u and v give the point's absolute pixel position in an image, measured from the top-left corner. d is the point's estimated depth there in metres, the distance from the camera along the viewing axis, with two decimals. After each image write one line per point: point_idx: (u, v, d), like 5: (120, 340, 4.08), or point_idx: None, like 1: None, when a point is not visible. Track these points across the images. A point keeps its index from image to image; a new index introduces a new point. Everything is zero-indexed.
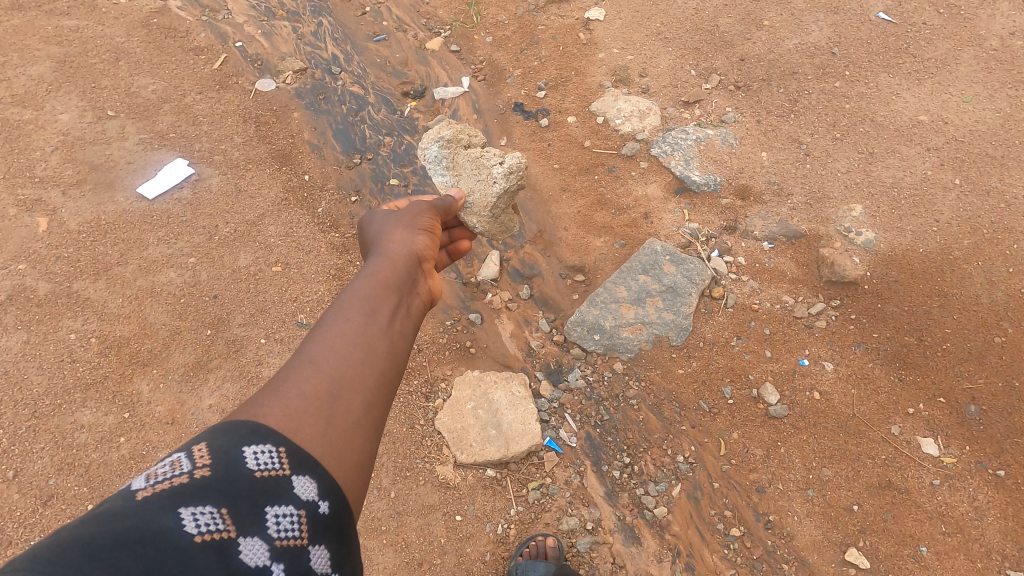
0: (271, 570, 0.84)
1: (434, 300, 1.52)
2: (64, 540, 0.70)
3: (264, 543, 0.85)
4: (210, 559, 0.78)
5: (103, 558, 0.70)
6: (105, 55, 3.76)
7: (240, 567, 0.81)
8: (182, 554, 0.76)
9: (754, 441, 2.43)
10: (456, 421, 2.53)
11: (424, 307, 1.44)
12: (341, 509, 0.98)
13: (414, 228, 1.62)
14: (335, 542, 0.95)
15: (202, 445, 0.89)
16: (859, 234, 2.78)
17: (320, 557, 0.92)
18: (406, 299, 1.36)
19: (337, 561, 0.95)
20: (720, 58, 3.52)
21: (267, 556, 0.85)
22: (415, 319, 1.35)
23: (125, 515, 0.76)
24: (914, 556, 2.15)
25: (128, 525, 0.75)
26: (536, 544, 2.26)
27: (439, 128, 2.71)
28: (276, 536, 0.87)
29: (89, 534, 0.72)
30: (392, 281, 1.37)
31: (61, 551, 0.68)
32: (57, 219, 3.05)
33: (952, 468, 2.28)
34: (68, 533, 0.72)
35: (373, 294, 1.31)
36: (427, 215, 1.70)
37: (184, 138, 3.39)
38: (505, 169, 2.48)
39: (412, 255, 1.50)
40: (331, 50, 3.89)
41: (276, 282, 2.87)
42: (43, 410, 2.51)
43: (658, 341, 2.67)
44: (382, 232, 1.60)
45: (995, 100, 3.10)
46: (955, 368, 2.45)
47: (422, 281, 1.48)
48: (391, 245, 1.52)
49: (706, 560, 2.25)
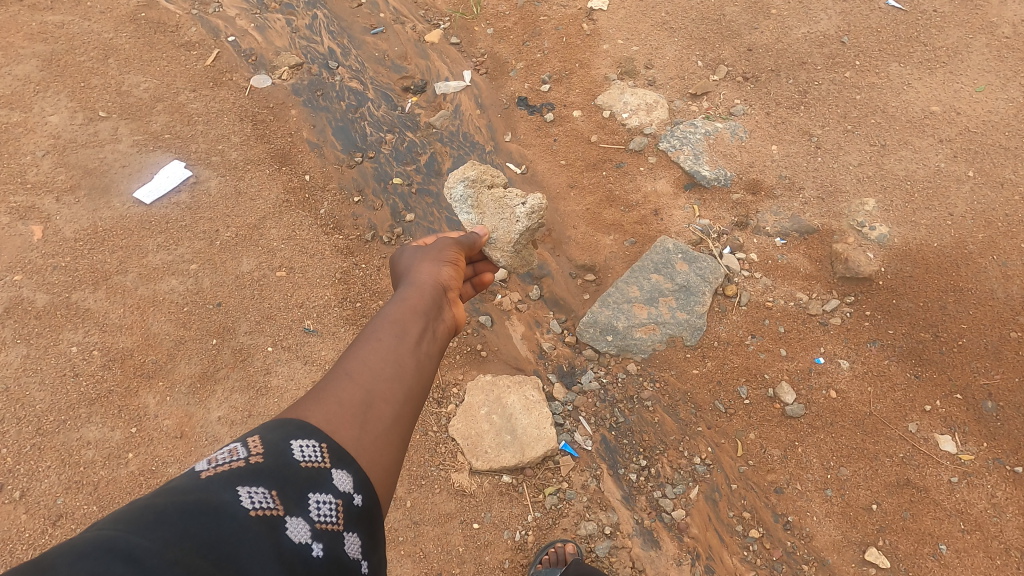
0: (312, 548, 0.86)
1: (457, 328, 1.50)
2: (140, 506, 0.76)
3: (306, 523, 0.87)
4: (261, 532, 0.82)
5: (172, 522, 0.75)
6: (94, 53, 3.64)
7: (287, 542, 0.84)
8: (237, 525, 0.80)
9: (771, 442, 2.41)
10: (470, 428, 2.50)
11: (449, 333, 1.43)
12: (372, 504, 0.99)
13: (441, 259, 1.62)
14: (366, 534, 0.96)
15: (256, 438, 0.94)
16: (873, 229, 2.74)
17: (353, 544, 0.93)
18: (433, 323, 1.36)
19: (368, 550, 0.96)
20: (727, 48, 3.46)
21: (309, 535, 0.87)
22: (441, 342, 1.35)
23: (191, 489, 0.81)
24: (934, 554, 2.14)
25: (194, 497, 0.80)
26: (555, 550, 2.22)
27: (465, 168, 2.81)
28: (317, 518, 0.89)
29: (161, 503, 0.77)
30: (420, 305, 1.38)
31: (139, 514, 0.75)
32: (52, 226, 2.96)
33: (970, 465, 2.27)
34: (145, 501, 0.78)
35: (403, 316, 1.32)
36: (453, 249, 1.70)
37: (180, 139, 3.29)
38: (527, 210, 2.56)
39: (439, 283, 1.50)
40: (327, 44, 3.79)
41: (281, 287, 2.81)
42: (48, 427, 2.45)
43: (672, 341, 2.64)
44: (410, 264, 1.61)
45: (1008, 89, 3.06)
46: (971, 364, 2.43)
47: (448, 307, 1.48)
48: (419, 274, 1.53)
49: (725, 563, 2.23)
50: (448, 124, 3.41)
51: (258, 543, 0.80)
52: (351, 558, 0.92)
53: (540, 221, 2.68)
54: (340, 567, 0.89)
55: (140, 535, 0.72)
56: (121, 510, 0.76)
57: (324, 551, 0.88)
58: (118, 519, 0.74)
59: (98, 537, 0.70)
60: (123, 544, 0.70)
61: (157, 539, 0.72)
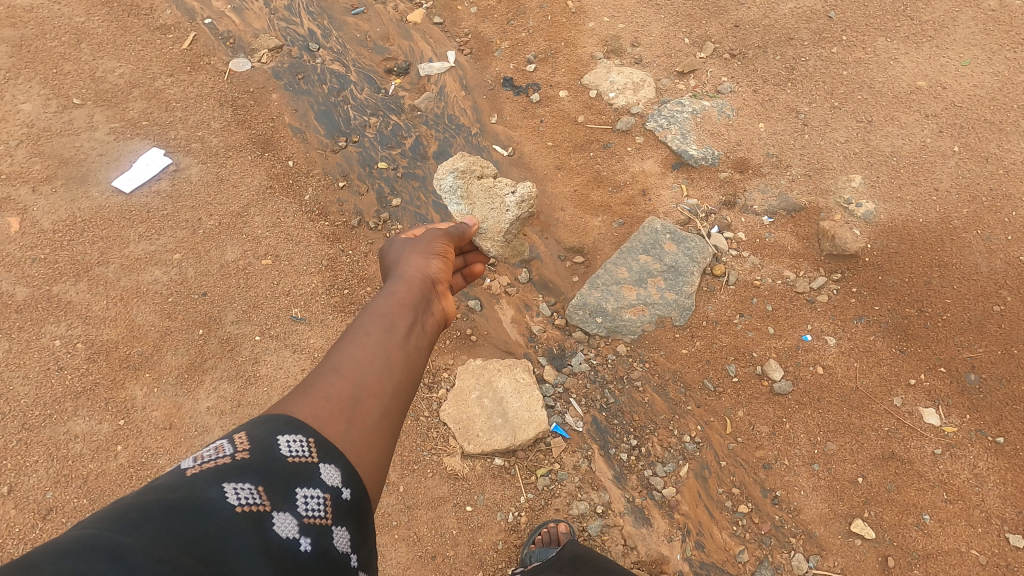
0: (300, 544, 0.85)
1: (447, 321, 1.49)
2: (125, 505, 0.75)
3: (293, 518, 0.86)
4: (248, 528, 0.81)
5: (157, 519, 0.75)
6: (66, 38, 3.53)
7: (274, 537, 0.83)
8: (223, 521, 0.79)
9: (760, 419, 2.43)
10: (461, 412, 2.50)
11: (438, 327, 1.42)
12: (362, 498, 0.98)
13: (430, 252, 1.60)
14: (355, 527, 0.95)
15: (242, 433, 0.93)
16: (859, 206, 2.75)
17: (341, 538, 0.92)
18: (421, 316, 1.36)
19: (356, 543, 0.95)
20: (713, 25, 3.43)
21: (297, 530, 0.86)
22: (429, 337, 1.34)
23: (176, 486, 0.81)
24: (917, 524, 2.19)
25: (179, 494, 0.79)
26: (547, 531, 2.25)
27: (454, 159, 2.81)
28: (305, 513, 0.88)
29: (146, 500, 0.77)
30: (408, 299, 1.38)
31: (124, 512, 0.74)
32: (29, 218, 2.90)
33: (953, 437, 2.31)
34: (129, 499, 0.77)
35: (390, 310, 1.32)
36: (442, 240, 1.68)
37: (158, 126, 3.22)
38: (517, 199, 2.57)
39: (427, 277, 1.49)
40: (307, 25, 3.70)
41: (267, 276, 2.78)
42: (34, 422, 2.43)
43: (661, 322, 2.64)
44: (399, 257, 1.59)
45: (993, 63, 3.06)
46: (955, 338, 2.46)
47: (437, 300, 1.47)
48: (407, 267, 1.52)
49: (715, 538, 2.26)
50: (433, 107, 3.36)
51: (244, 539, 0.79)
52: (340, 552, 0.91)
53: (530, 212, 2.69)
54: (329, 561, 0.89)
55: (124, 533, 0.71)
56: (106, 509, 0.76)
57: (312, 546, 0.87)
58: (103, 517, 0.74)
59: (81, 536, 0.69)
60: (107, 543, 0.69)
61: (142, 536, 0.72)
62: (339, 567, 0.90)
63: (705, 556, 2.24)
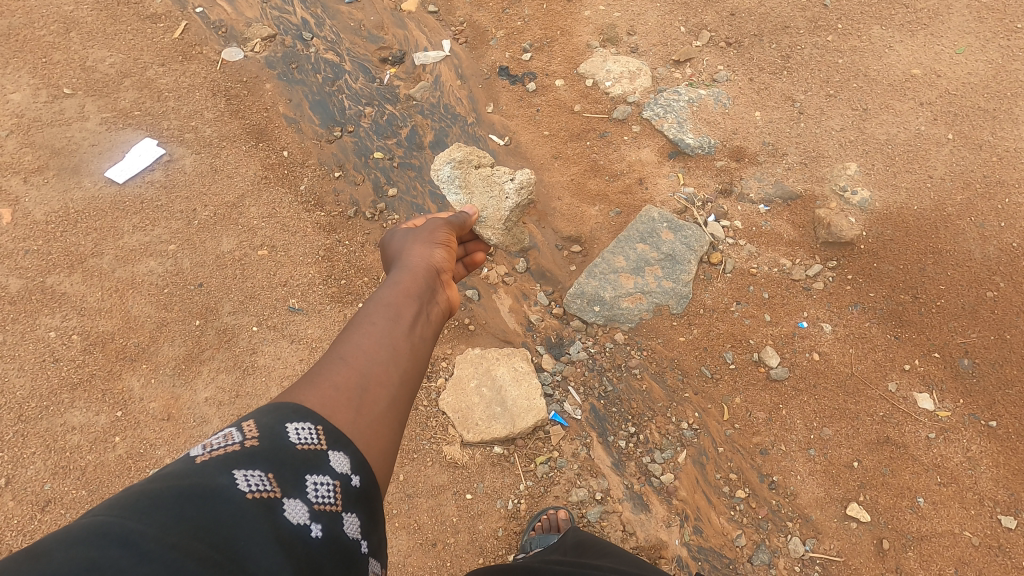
0: (311, 530, 0.85)
1: (452, 311, 1.49)
2: (136, 492, 0.75)
3: (304, 504, 0.86)
4: (259, 514, 0.80)
5: (168, 506, 0.74)
6: (55, 26, 3.48)
7: (285, 523, 0.83)
8: (234, 509, 0.79)
9: (756, 405, 2.45)
10: (461, 400, 2.51)
11: (443, 316, 1.43)
12: (371, 486, 0.98)
13: (433, 241, 1.60)
14: (365, 514, 0.96)
15: (251, 422, 0.93)
16: (855, 193, 2.76)
17: (352, 524, 0.92)
18: (426, 306, 1.36)
19: (367, 530, 0.95)
20: (709, 13, 3.42)
21: (308, 516, 0.86)
22: (434, 326, 1.34)
23: (186, 474, 0.80)
24: (912, 507, 2.22)
25: (189, 481, 0.79)
26: (547, 518, 2.26)
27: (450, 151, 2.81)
28: (315, 500, 0.88)
29: (157, 488, 0.76)
30: (412, 289, 1.38)
31: (134, 500, 0.74)
32: (21, 209, 2.87)
33: (947, 421, 2.34)
34: (140, 487, 0.77)
35: (395, 299, 1.32)
36: (444, 230, 1.67)
37: (151, 116, 3.18)
38: (516, 185, 2.58)
39: (431, 266, 1.49)
40: (300, 14, 3.67)
41: (263, 266, 2.77)
42: (30, 414, 2.42)
43: (658, 309, 2.65)
44: (401, 247, 1.59)
45: (987, 51, 3.08)
46: (949, 324, 2.48)
47: (441, 289, 1.47)
48: (410, 257, 1.52)
49: (713, 523, 2.29)
50: (429, 96, 3.34)
51: (255, 526, 0.79)
52: (351, 538, 0.92)
53: (529, 199, 2.70)
54: (340, 546, 0.89)
55: (135, 520, 0.71)
56: (117, 497, 0.75)
57: (323, 532, 0.87)
58: (113, 505, 0.73)
59: (92, 523, 0.69)
60: (119, 530, 0.69)
61: (153, 523, 0.71)
62: (349, 554, 0.90)
63: (703, 540, 2.26)
